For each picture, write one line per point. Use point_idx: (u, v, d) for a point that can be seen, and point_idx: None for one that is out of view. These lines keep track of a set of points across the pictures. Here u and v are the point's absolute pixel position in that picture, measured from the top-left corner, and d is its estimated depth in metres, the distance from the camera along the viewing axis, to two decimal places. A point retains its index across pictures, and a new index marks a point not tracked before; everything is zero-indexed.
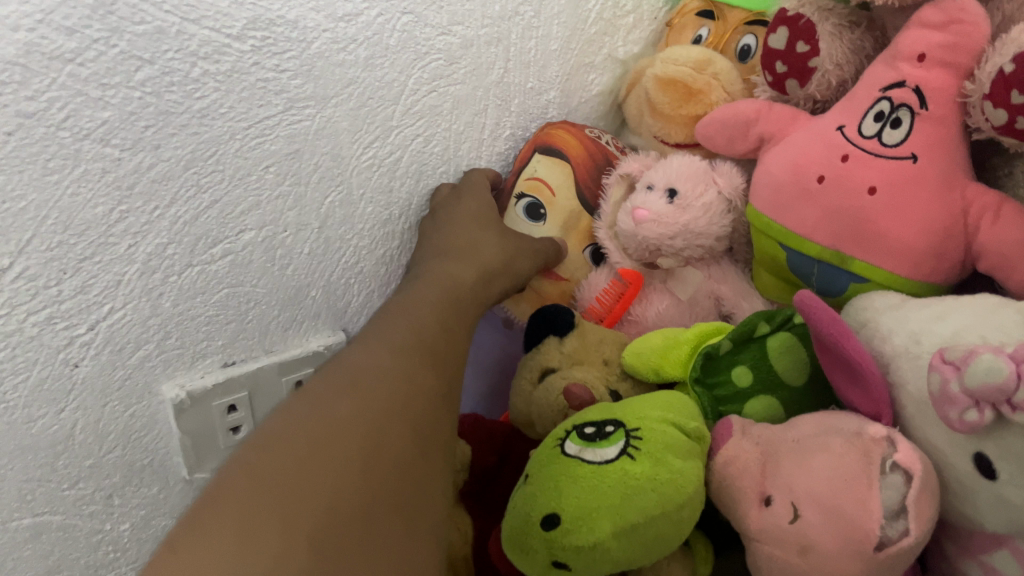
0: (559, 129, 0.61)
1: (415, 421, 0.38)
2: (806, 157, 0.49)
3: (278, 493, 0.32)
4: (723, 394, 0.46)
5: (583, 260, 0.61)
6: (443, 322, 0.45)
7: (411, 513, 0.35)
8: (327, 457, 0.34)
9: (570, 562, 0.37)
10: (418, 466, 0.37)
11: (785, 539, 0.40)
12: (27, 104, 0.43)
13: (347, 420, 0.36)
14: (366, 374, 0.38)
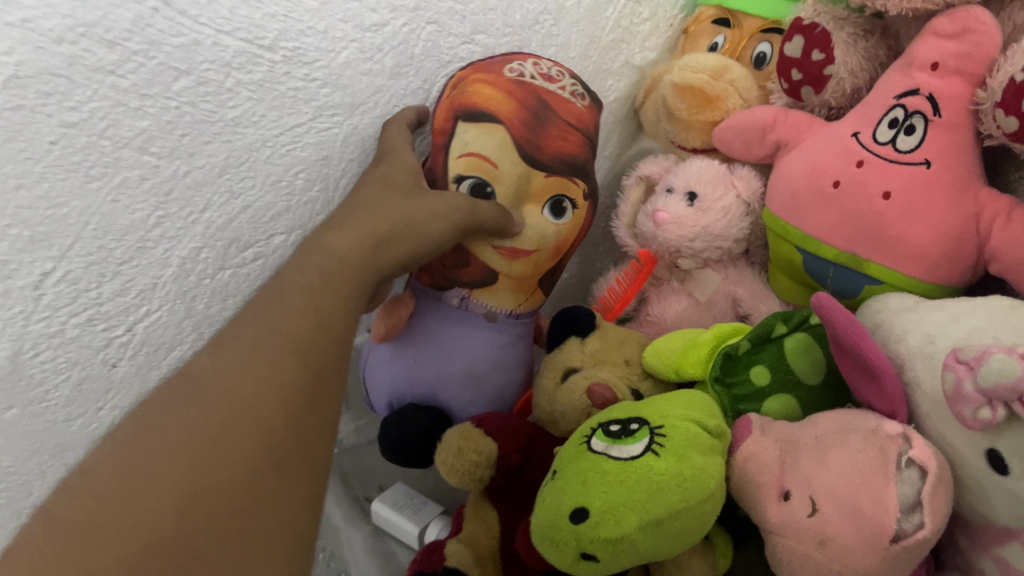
0: (474, 86, 0.53)
1: (268, 437, 0.33)
2: (822, 162, 0.51)
3: (79, 543, 0.28)
4: (742, 393, 0.47)
5: (544, 223, 0.54)
6: (316, 299, 0.39)
7: (259, 538, 0.31)
8: (139, 494, 0.30)
9: (598, 554, 0.39)
10: (264, 482, 0.32)
11: (804, 533, 0.41)
12: (69, 114, 0.45)
13: (172, 445, 0.32)
14: (203, 387, 0.34)
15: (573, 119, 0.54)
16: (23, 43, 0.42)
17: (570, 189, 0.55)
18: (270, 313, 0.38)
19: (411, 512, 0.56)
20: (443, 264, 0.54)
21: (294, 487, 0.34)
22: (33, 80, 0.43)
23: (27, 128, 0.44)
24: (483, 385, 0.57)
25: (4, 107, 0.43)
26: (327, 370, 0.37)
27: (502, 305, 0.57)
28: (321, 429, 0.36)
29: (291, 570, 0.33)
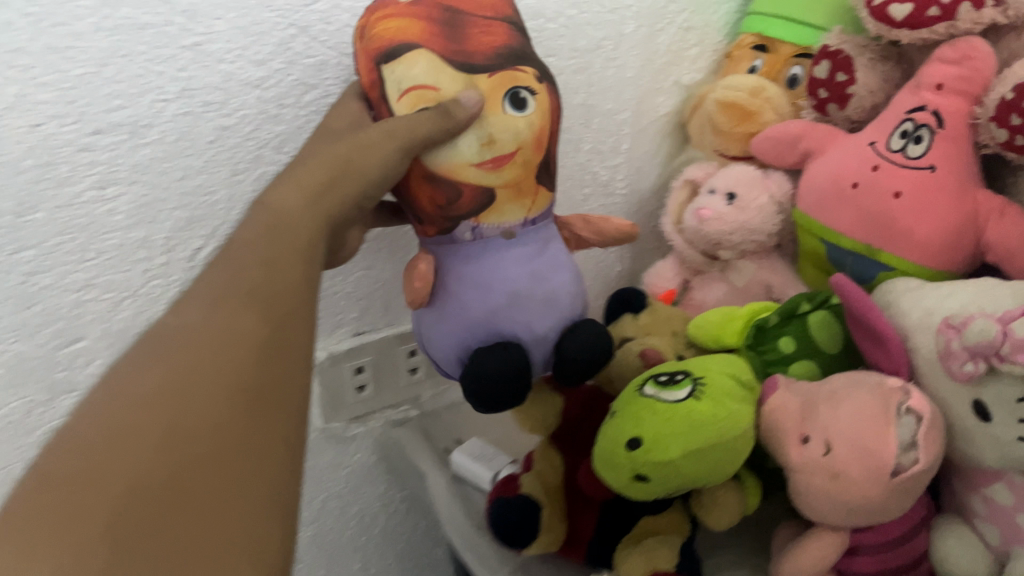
0: (380, 25, 0.49)
1: (231, 373, 0.34)
2: (843, 167, 0.59)
3: (71, 493, 0.28)
4: (772, 359, 0.56)
5: (509, 120, 0.49)
6: (264, 253, 0.40)
7: (249, 468, 0.31)
8: (117, 445, 0.30)
9: (648, 475, 0.48)
10: (239, 420, 0.32)
11: (819, 469, 0.50)
12: (225, 120, 0.57)
13: (150, 391, 0.32)
14: (176, 336, 0.35)
15: (487, 11, 0.50)
16: (193, 62, 0.55)
17: (524, 78, 0.50)
18: (246, 258, 0.40)
19: (485, 461, 0.66)
20: (435, 202, 0.50)
21: (275, 421, 0.34)
22: (199, 92, 0.56)
23: (193, 130, 0.56)
24: (536, 299, 0.51)
25: (178, 112, 0.55)
26: (301, 310, 0.39)
27: (514, 218, 0.52)
28: (297, 370, 0.37)
29: (274, 499, 0.31)
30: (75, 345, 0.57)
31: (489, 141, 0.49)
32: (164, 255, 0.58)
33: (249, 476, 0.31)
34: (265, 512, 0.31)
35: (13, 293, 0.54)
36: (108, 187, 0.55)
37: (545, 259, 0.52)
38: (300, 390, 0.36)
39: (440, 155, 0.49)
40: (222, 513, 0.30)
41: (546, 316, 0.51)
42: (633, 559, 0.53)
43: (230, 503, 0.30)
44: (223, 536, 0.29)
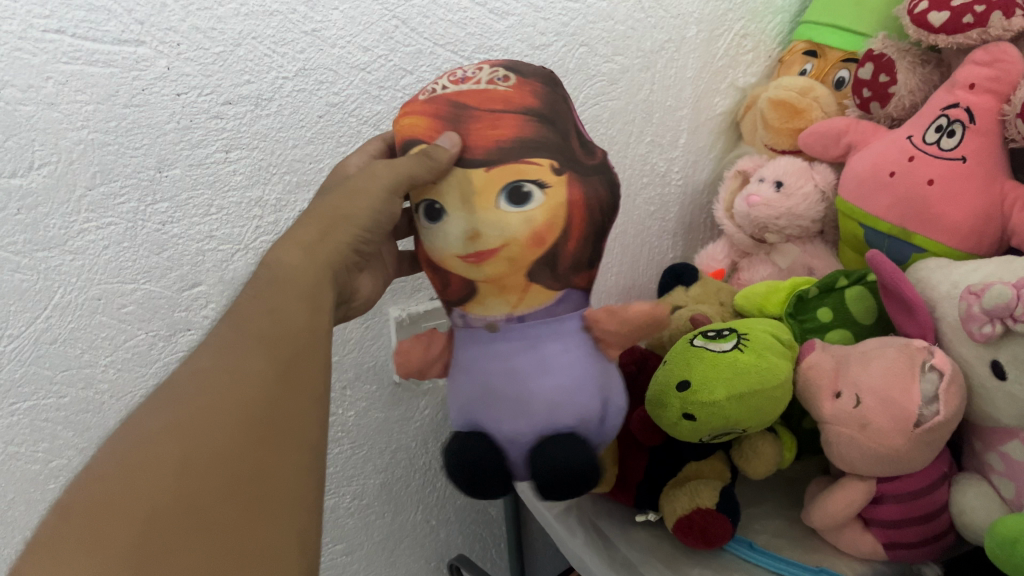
0: (401, 121, 0.53)
1: (241, 410, 0.37)
2: (882, 159, 0.65)
3: (101, 519, 0.31)
4: (811, 326, 0.63)
5: (501, 214, 0.49)
6: (279, 296, 0.44)
7: (258, 504, 0.34)
8: (142, 474, 0.33)
9: (695, 414, 0.54)
10: (255, 453, 0.36)
11: (850, 420, 0.56)
12: (334, 97, 0.66)
13: (167, 427, 0.35)
14: (191, 375, 0.38)
15: (499, 105, 0.49)
16: (311, 46, 0.64)
17: (531, 172, 0.49)
18: (253, 304, 0.43)
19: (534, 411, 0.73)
20: (436, 285, 0.53)
21: (286, 458, 0.37)
22: (314, 72, 0.64)
23: (305, 105, 0.65)
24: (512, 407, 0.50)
25: (294, 89, 0.64)
26: (306, 349, 0.42)
27: (497, 312, 0.52)
28: (306, 404, 0.40)
29: (286, 527, 0.35)
30: (194, 289, 0.66)
31: (473, 234, 0.49)
32: (274, 215, 0.67)
33: (264, 508, 0.35)
34: (282, 545, 0.34)
35: (148, 239, 0.63)
36: (234, 151, 0.63)
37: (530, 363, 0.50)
38: (309, 427, 0.39)
39: (433, 242, 0.51)
40: (240, 541, 0.33)
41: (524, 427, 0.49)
42: (679, 499, 0.59)
43: (247, 532, 0.33)
44: (244, 562, 0.33)
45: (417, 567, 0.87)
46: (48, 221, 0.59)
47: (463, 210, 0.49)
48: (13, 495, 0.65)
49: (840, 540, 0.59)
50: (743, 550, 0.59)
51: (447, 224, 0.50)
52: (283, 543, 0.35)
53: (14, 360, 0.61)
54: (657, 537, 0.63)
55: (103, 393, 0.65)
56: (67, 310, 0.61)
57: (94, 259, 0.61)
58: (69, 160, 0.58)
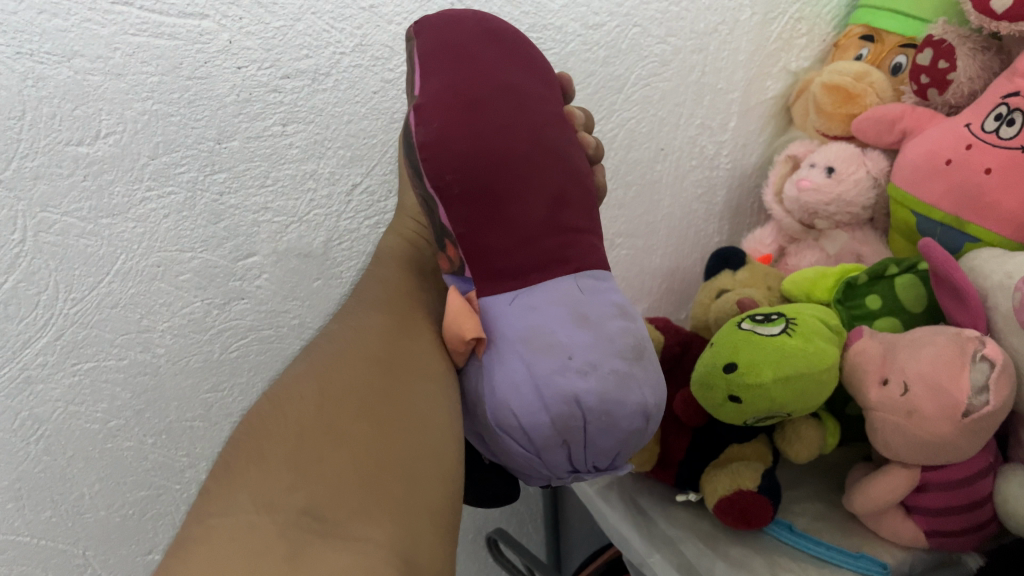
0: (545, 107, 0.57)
1: (364, 357, 0.44)
2: (939, 146, 0.64)
3: (266, 434, 0.37)
4: (859, 313, 0.62)
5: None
6: (385, 287, 0.52)
7: (389, 419, 0.40)
8: (288, 404, 0.39)
9: (741, 396, 0.55)
10: (380, 386, 0.42)
11: (897, 407, 0.56)
12: (389, 74, 0.67)
13: (307, 376, 0.41)
14: (318, 348, 0.45)
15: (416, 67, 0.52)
16: (368, 22, 0.65)
17: None
18: (362, 299, 0.50)
19: None
20: None
21: (414, 395, 0.43)
22: (371, 48, 0.66)
23: (360, 82, 0.66)
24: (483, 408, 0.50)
25: (351, 65, 0.65)
26: (411, 322, 0.49)
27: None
28: (423, 353, 0.46)
29: (422, 441, 0.40)
30: (249, 259, 0.67)
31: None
32: (328, 188, 0.68)
33: (401, 430, 0.40)
34: (425, 457, 0.40)
35: (206, 209, 0.64)
36: (290, 124, 0.65)
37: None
38: (430, 373, 0.45)
39: None
40: (388, 449, 0.38)
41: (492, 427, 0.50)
42: (720, 480, 0.60)
43: (393, 445, 0.39)
44: (392, 466, 0.38)
45: (456, 537, 0.89)
46: (112, 189, 0.61)
47: None
48: (73, 453, 0.67)
49: (881, 526, 0.59)
50: (783, 533, 0.60)
51: None
52: (425, 459, 0.40)
53: (77, 322, 0.63)
54: (697, 516, 0.63)
55: (160, 357, 0.67)
56: (128, 276, 0.63)
57: (155, 227, 0.63)
58: (134, 129, 0.60)
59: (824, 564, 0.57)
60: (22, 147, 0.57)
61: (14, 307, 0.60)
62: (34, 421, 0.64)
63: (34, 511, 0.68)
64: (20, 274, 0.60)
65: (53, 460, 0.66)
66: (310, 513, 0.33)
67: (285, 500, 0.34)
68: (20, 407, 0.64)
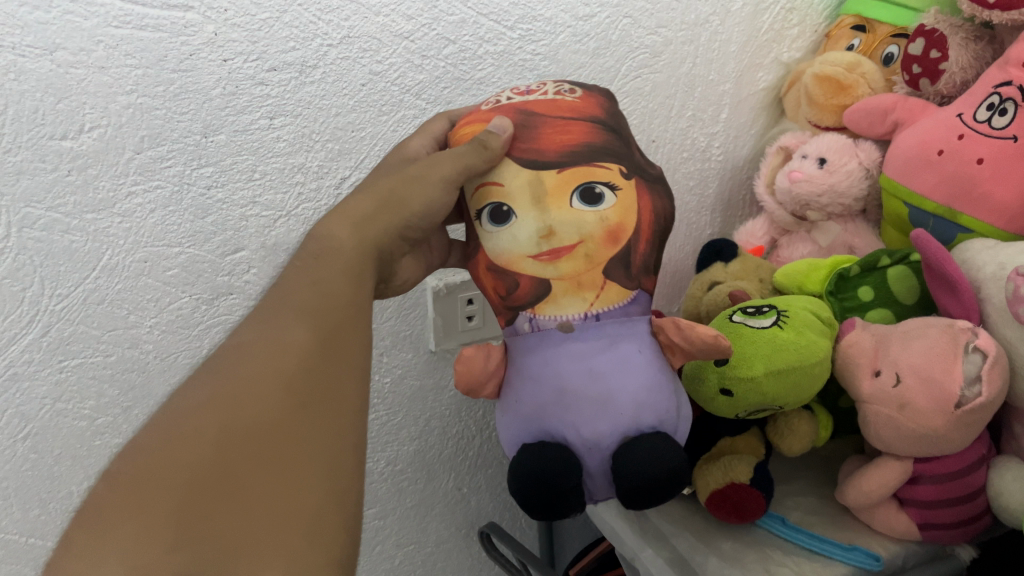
0: (465, 128, 0.54)
1: (276, 376, 0.38)
2: (930, 137, 0.64)
3: (146, 483, 0.33)
4: (850, 305, 0.62)
5: (573, 213, 0.50)
6: (317, 274, 0.45)
7: (292, 454, 0.36)
8: (181, 440, 0.35)
9: (733, 389, 0.54)
10: (290, 409, 0.37)
11: (889, 399, 0.55)
12: (377, 66, 0.66)
13: (207, 404, 0.37)
14: (232, 357, 0.39)
15: (567, 113, 0.52)
16: (355, 14, 0.64)
17: (602, 172, 0.51)
18: (288, 285, 0.44)
19: None
20: (499, 291, 0.53)
21: (330, 425, 0.38)
22: (358, 40, 0.65)
23: (348, 74, 0.65)
24: (527, 395, 0.50)
25: (338, 57, 0.64)
26: (343, 326, 0.42)
27: (578, 312, 0.51)
28: (344, 369, 0.40)
29: (330, 483, 0.36)
30: (237, 254, 0.66)
31: (549, 232, 0.51)
32: (316, 181, 0.67)
33: (305, 472, 0.35)
34: (329, 499, 0.35)
35: (193, 204, 0.63)
36: (277, 118, 0.64)
37: (563, 358, 0.50)
38: (349, 399, 0.39)
39: (504, 243, 0.52)
40: (285, 501, 0.34)
41: (531, 422, 0.50)
42: (712, 473, 0.60)
43: (293, 494, 0.34)
44: (286, 523, 0.33)
45: (449, 533, 0.89)
46: (98, 183, 0.60)
47: (537, 207, 0.51)
48: (60, 451, 0.66)
49: (874, 519, 0.59)
50: (776, 525, 0.60)
51: (524, 223, 0.51)
52: (331, 502, 0.35)
53: (63, 319, 0.62)
54: (689, 510, 0.63)
55: (148, 353, 0.66)
56: (115, 271, 0.63)
57: (141, 222, 0.62)
58: (118, 123, 0.59)
59: (815, 557, 0.57)
60: (5, 142, 0.56)
61: None
62: (21, 418, 0.64)
63: (22, 509, 0.67)
64: (4, 270, 0.59)
65: (40, 458, 0.66)
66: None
67: (153, 564, 0.31)
68: (7, 404, 0.63)
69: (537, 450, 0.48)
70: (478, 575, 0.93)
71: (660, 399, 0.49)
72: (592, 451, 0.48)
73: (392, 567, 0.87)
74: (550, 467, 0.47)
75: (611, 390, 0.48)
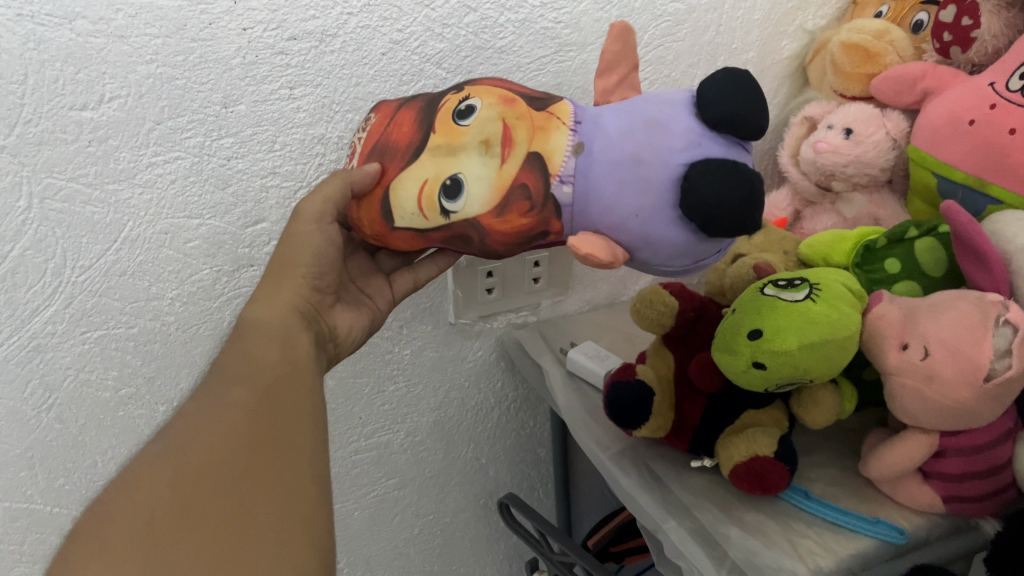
0: (364, 212, 0.53)
1: (227, 426, 0.40)
2: (960, 107, 0.63)
3: (108, 527, 0.33)
4: (877, 277, 0.62)
5: (471, 123, 0.49)
6: (254, 349, 0.48)
7: (252, 488, 0.37)
8: (142, 483, 0.35)
9: (766, 362, 0.54)
10: (244, 454, 0.38)
11: (916, 371, 0.55)
12: (397, 34, 0.65)
13: (156, 459, 0.37)
14: (176, 423, 0.40)
15: (385, 125, 0.53)
16: None
17: (454, 99, 0.51)
18: (227, 361, 0.47)
19: (598, 359, 0.75)
20: (522, 209, 0.48)
21: (285, 462, 0.40)
22: (378, 8, 0.64)
23: (368, 42, 0.64)
24: (628, 193, 0.46)
25: (359, 25, 0.64)
26: (281, 384, 0.45)
27: (569, 137, 0.48)
28: (293, 422, 0.43)
29: (291, 515, 0.37)
30: (258, 225, 0.66)
31: (485, 144, 0.48)
32: (336, 152, 0.67)
33: (268, 496, 0.37)
34: (289, 528, 0.36)
35: (213, 174, 0.63)
36: (298, 88, 0.63)
37: (599, 147, 0.47)
38: (299, 442, 0.41)
39: (477, 189, 0.48)
40: (249, 519, 0.35)
41: (653, 202, 0.45)
42: (736, 445, 0.60)
43: (258, 515, 0.36)
44: (253, 546, 0.34)
45: (467, 502, 0.90)
46: (118, 154, 0.59)
47: (454, 148, 0.49)
48: (84, 421, 0.67)
49: (898, 492, 0.59)
50: (799, 499, 0.60)
51: (467, 162, 0.48)
52: (291, 530, 0.36)
53: (86, 290, 0.62)
54: (712, 482, 0.63)
55: (170, 325, 0.66)
56: (136, 243, 0.63)
57: (162, 193, 0.62)
58: (138, 93, 0.58)
59: (839, 529, 0.57)
60: (26, 112, 0.56)
61: (21, 275, 0.60)
62: (45, 389, 0.64)
63: (47, 479, 0.67)
64: (27, 241, 0.59)
65: (65, 428, 0.66)
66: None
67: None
68: (31, 375, 0.63)
69: (686, 186, 0.44)
70: (496, 544, 0.94)
71: (668, 95, 0.48)
72: (695, 150, 0.45)
73: (412, 535, 0.88)
74: (714, 190, 0.43)
75: (646, 119, 0.47)
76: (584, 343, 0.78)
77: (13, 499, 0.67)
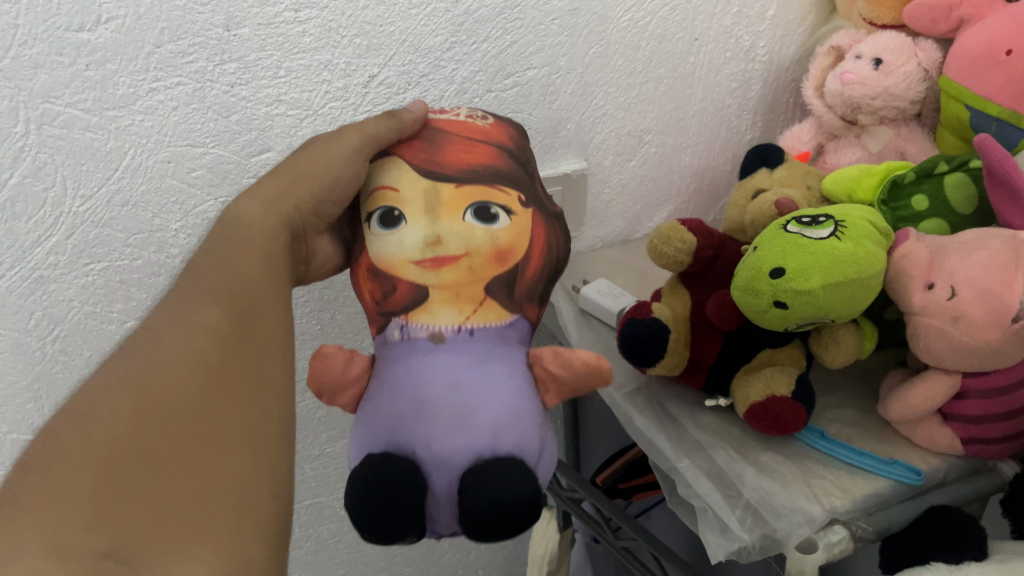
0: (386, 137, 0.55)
1: (193, 355, 0.37)
2: (997, 35, 0.60)
3: (58, 470, 0.32)
4: (904, 215, 0.60)
5: (464, 227, 0.49)
6: (233, 252, 0.44)
7: (213, 431, 0.35)
8: (94, 423, 0.34)
9: (787, 302, 0.52)
10: (206, 388, 0.36)
11: (942, 312, 0.53)
12: None
13: (112, 395, 0.35)
14: (137, 344, 0.38)
15: (476, 135, 0.52)
16: None
17: (501, 197, 0.50)
18: (202, 259, 0.44)
19: (612, 298, 0.74)
20: (373, 295, 0.50)
21: (252, 395, 0.37)
22: None
23: None
24: (399, 403, 0.44)
25: None
26: (260, 296, 0.42)
27: (451, 325, 0.48)
28: (265, 341, 0.40)
29: (257, 455, 0.35)
30: (264, 155, 0.64)
31: (435, 240, 0.49)
32: (343, 79, 0.64)
33: (230, 450, 0.34)
34: (251, 474, 0.34)
35: (217, 101, 0.61)
36: (303, 10, 0.61)
37: (442, 370, 0.45)
38: (269, 368, 0.39)
39: (385, 247, 0.49)
40: (211, 475, 0.33)
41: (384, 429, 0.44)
42: (753, 385, 0.59)
43: (222, 468, 0.34)
44: (213, 495, 0.33)
45: None
46: (117, 79, 0.57)
47: (425, 212, 0.49)
48: (89, 354, 0.65)
49: (915, 433, 0.58)
50: (814, 439, 0.59)
51: (408, 228, 0.49)
52: (255, 470, 0.35)
53: (87, 221, 0.60)
54: (726, 422, 0.62)
55: (174, 257, 0.65)
56: (138, 172, 0.60)
57: (164, 120, 0.60)
58: (137, 14, 0.56)
59: (854, 471, 0.57)
60: (19, 34, 0.53)
61: (22, 204, 0.58)
62: (49, 321, 0.63)
63: (54, 411, 0.67)
64: (25, 169, 0.57)
65: (70, 360, 0.65)
66: (111, 557, 0.29)
67: (76, 548, 0.29)
68: (34, 307, 0.62)
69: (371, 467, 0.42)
70: None
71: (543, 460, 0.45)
72: (441, 470, 0.42)
73: None
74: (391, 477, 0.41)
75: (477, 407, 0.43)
76: (599, 280, 0.77)
77: (19, 432, 0.66)
